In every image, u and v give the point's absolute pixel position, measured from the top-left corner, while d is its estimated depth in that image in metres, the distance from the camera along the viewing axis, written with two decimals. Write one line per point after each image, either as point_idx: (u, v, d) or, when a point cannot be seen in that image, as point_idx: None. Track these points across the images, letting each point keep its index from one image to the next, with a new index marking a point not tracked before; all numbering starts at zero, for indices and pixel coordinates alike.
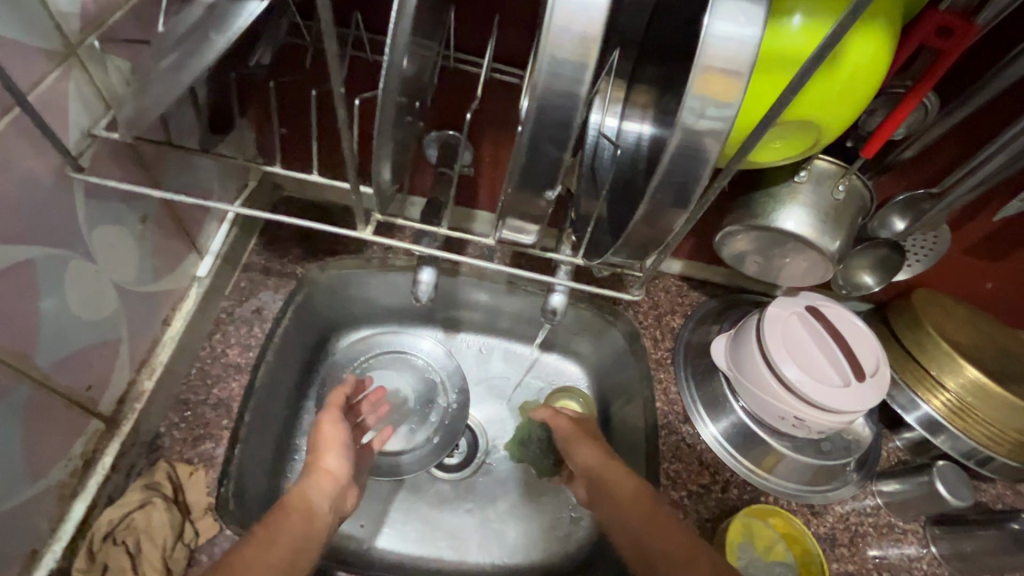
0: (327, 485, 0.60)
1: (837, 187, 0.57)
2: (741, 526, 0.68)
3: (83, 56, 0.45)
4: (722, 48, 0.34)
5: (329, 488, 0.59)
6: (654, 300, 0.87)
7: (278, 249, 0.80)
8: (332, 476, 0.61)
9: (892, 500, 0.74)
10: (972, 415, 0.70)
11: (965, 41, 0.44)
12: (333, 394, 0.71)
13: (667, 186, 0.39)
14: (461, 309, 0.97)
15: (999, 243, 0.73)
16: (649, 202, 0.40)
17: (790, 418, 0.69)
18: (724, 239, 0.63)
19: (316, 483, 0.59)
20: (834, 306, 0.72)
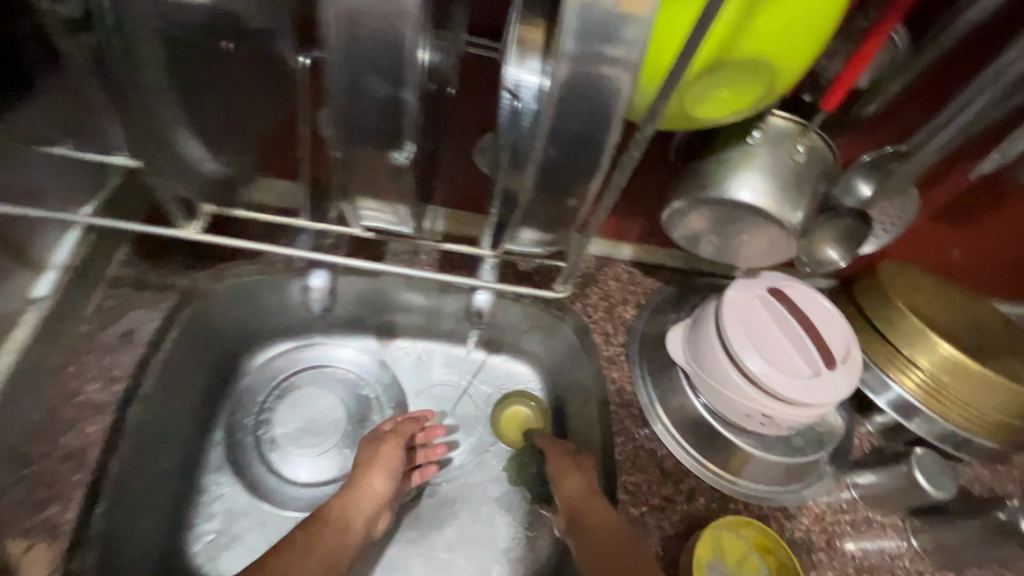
0: (368, 502, 0.66)
1: (796, 148, 0.48)
2: (710, 539, 0.60)
3: None
4: None
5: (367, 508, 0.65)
6: (605, 290, 0.77)
7: (159, 259, 0.66)
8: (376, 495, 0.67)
9: (868, 494, 0.67)
10: (948, 395, 0.64)
11: None
12: (406, 419, 0.75)
13: (564, 134, 0.34)
14: (395, 314, 0.84)
15: (967, 206, 0.67)
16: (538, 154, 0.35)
17: (757, 415, 0.61)
18: (672, 217, 0.54)
19: (358, 498, 0.65)
20: (797, 286, 0.65)
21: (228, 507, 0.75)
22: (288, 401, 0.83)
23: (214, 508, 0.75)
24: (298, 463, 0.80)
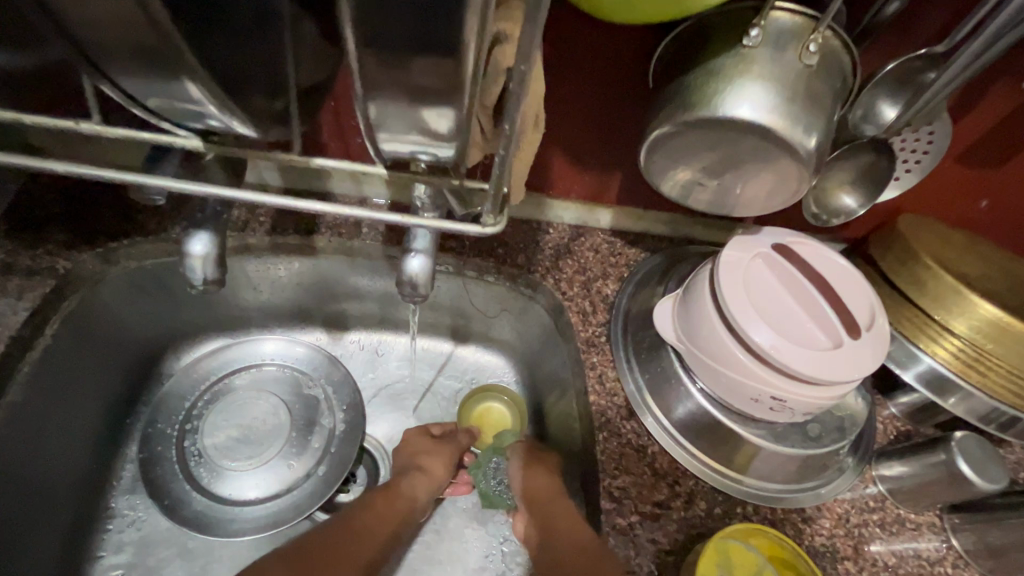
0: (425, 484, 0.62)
1: (807, 48, 0.37)
2: (717, 552, 0.48)
3: None
4: None
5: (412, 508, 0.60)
6: (581, 262, 0.66)
7: (30, 236, 0.57)
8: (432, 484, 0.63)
9: (899, 487, 0.57)
10: (990, 366, 0.54)
11: None
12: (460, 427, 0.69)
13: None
14: (344, 302, 0.73)
15: (1001, 143, 0.57)
16: None
17: (766, 400, 0.50)
18: (653, 155, 0.44)
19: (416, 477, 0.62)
20: (807, 242, 0.54)
21: (142, 536, 0.63)
22: (219, 407, 0.71)
23: (124, 538, 0.63)
24: (229, 480, 0.68)
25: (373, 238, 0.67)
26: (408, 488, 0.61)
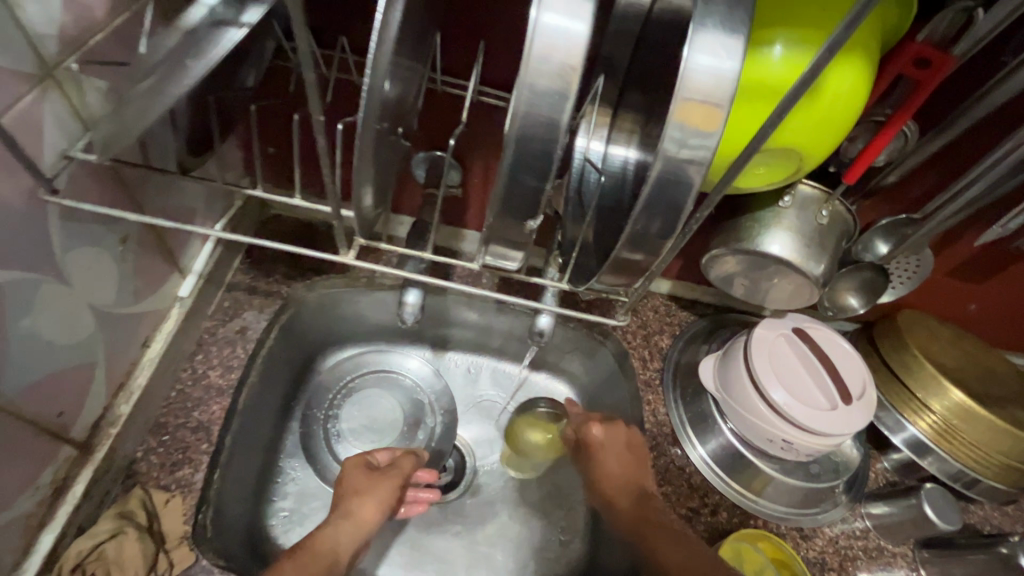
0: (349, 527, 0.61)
1: (820, 212, 0.57)
2: (731, 550, 0.67)
3: (61, 78, 0.42)
4: (703, 79, 0.31)
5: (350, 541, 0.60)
6: (643, 320, 0.86)
7: (264, 267, 0.76)
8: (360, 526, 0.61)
9: (881, 523, 0.73)
10: (957, 438, 0.70)
11: (942, 74, 0.43)
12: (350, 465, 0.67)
13: (651, 209, 0.35)
14: (450, 328, 0.92)
15: (983, 266, 0.74)
16: (633, 225, 0.36)
17: (779, 441, 0.68)
18: (712, 264, 0.64)
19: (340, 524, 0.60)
20: (820, 327, 0.72)
21: (300, 489, 0.83)
22: (353, 399, 0.91)
23: (288, 489, 0.82)
24: None
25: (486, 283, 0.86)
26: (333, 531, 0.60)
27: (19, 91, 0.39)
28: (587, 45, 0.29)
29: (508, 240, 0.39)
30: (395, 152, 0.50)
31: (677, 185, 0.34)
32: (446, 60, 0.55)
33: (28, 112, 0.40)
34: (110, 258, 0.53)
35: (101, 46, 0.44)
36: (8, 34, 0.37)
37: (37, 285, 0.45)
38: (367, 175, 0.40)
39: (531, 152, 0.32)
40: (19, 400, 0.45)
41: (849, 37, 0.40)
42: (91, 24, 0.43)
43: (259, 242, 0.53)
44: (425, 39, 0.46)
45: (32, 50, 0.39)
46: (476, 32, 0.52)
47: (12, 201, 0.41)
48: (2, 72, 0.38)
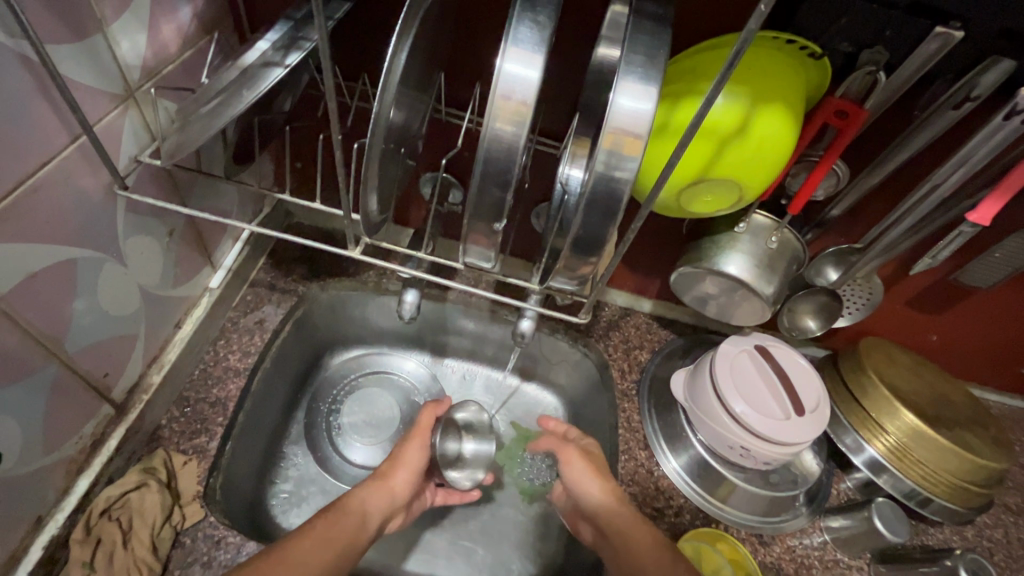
0: (383, 498, 0.69)
1: (770, 239, 0.65)
2: (690, 547, 0.73)
3: (139, 99, 0.53)
4: (628, 116, 0.40)
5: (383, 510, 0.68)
6: (625, 334, 0.93)
7: (284, 267, 0.86)
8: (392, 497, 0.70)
9: (838, 536, 0.77)
10: (909, 457, 0.75)
11: (857, 124, 0.51)
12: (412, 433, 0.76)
13: (595, 213, 0.44)
14: (448, 335, 0.98)
15: (938, 299, 0.79)
16: (583, 226, 0.45)
17: (737, 448, 0.74)
18: (679, 281, 0.71)
19: (374, 494, 0.69)
20: (782, 346, 0.79)
21: (300, 474, 0.88)
22: (354, 396, 0.97)
23: (289, 473, 0.88)
24: (359, 448, 0.93)
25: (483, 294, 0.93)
26: (368, 499, 0.68)
27: (108, 107, 0.50)
28: (538, 88, 0.38)
29: (485, 240, 0.47)
30: (401, 169, 0.60)
31: (612, 196, 0.43)
32: (449, 95, 0.65)
33: (113, 123, 0.51)
34: (158, 246, 0.63)
35: (170, 75, 0.56)
36: (103, 64, 0.48)
37: (102, 262, 0.54)
38: (375, 184, 0.49)
39: (497, 169, 0.41)
40: (75, 356, 0.54)
41: (773, 91, 0.49)
42: (165, 58, 0.55)
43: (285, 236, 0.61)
44: (430, 78, 0.57)
45: (120, 76, 0.50)
46: (474, 74, 0.62)
47: (93, 193, 0.51)
48: (97, 92, 0.48)
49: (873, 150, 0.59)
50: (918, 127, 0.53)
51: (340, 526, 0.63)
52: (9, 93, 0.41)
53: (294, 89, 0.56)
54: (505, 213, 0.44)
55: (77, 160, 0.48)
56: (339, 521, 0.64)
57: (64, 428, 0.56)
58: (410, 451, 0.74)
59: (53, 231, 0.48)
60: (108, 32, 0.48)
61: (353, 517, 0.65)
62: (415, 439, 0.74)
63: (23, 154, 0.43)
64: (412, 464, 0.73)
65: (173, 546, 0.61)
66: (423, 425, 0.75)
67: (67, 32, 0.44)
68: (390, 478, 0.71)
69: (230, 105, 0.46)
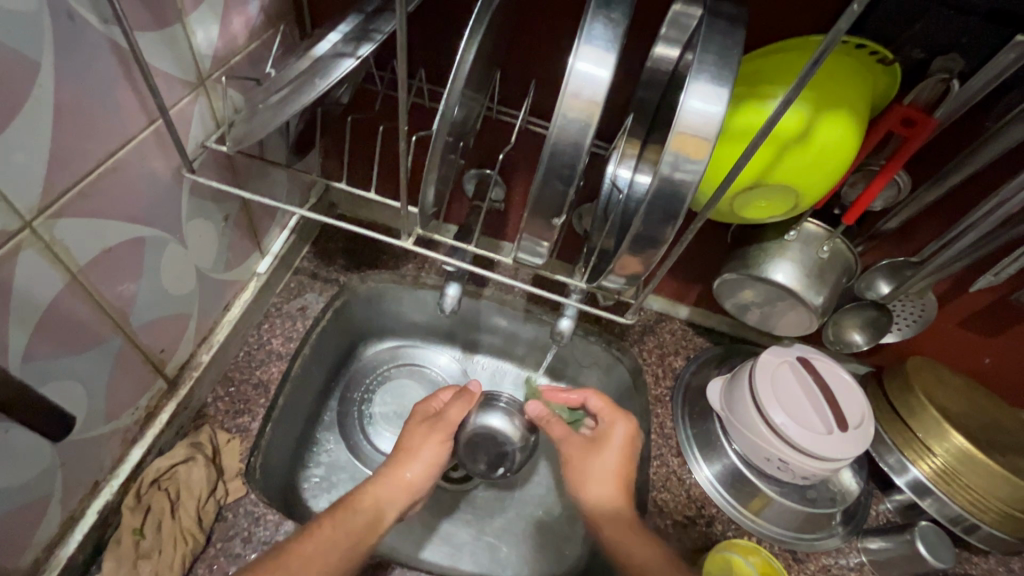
0: (400, 495, 0.66)
1: (821, 248, 0.64)
2: (721, 559, 0.70)
3: (209, 87, 0.55)
4: (697, 118, 0.40)
5: (401, 502, 0.66)
6: (660, 340, 0.92)
7: (326, 257, 0.88)
8: (408, 487, 0.67)
9: (876, 558, 0.75)
10: (957, 481, 0.72)
11: (925, 132, 0.50)
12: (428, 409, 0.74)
13: (653, 214, 0.44)
14: (481, 332, 0.97)
15: (994, 321, 0.76)
16: (640, 224, 0.45)
17: (775, 460, 0.73)
18: (723, 288, 0.70)
19: (388, 486, 0.66)
20: (824, 359, 0.77)
21: (332, 460, 0.86)
22: (386, 387, 0.95)
23: (321, 458, 0.86)
24: (390, 439, 0.90)
25: (519, 292, 0.92)
26: (376, 492, 0.65)
27: (182, 94, 0.52)
28: (608, 88, 0.39)
29: (539, 234, 0.48)
30: (455, 164, 0.60)
31: (674, 197, 0.42)
32: (502, 92, 0.65)
33: (185, 108, 0.53)
34: (215, 230, 0.65)
35: (237, 64, 0.58)
36: (181, 52, 0.50)
37: (166, 242, 0.56)
38: (432, 175, 0.50)
39: (559, 163, 0.42)
40: (138, 330, 0.57)
41: (838, 97, 0.48)
42: (233, 48, 0.57)
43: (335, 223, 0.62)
44: (488, 74, 0.57)
45: (194, 64, 0.52)
46: (529, 71, 0.62)
47: (163, 175, 0.53)
48: (174, 77, 0.50)
49: (936, 161, 0.58)
50: (989, 138, 0.52)
51: (349, 525, 0.60)
52: (98, 77, 0.43)
53: (354, 80, 0.58)
54: (563, 206, 0.44)
55: (151, 143, 0.50)
56: (347, 519, 0.61)
57: (123, 399, 0.59)
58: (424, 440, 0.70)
59: (127, 210, 0.50)
60: (186, 21, 0.49)
61: (365, 513, 0.62)
62: (434, 434, 0.70)
63: (105, 135, 0.45)
64: (429, 458, 0.69)
65: (216, 520, 0.63)
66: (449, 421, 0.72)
67: (151, 20, 0.46)
68: (399, 468, 0.67)
69: (299, 94, 0.47)
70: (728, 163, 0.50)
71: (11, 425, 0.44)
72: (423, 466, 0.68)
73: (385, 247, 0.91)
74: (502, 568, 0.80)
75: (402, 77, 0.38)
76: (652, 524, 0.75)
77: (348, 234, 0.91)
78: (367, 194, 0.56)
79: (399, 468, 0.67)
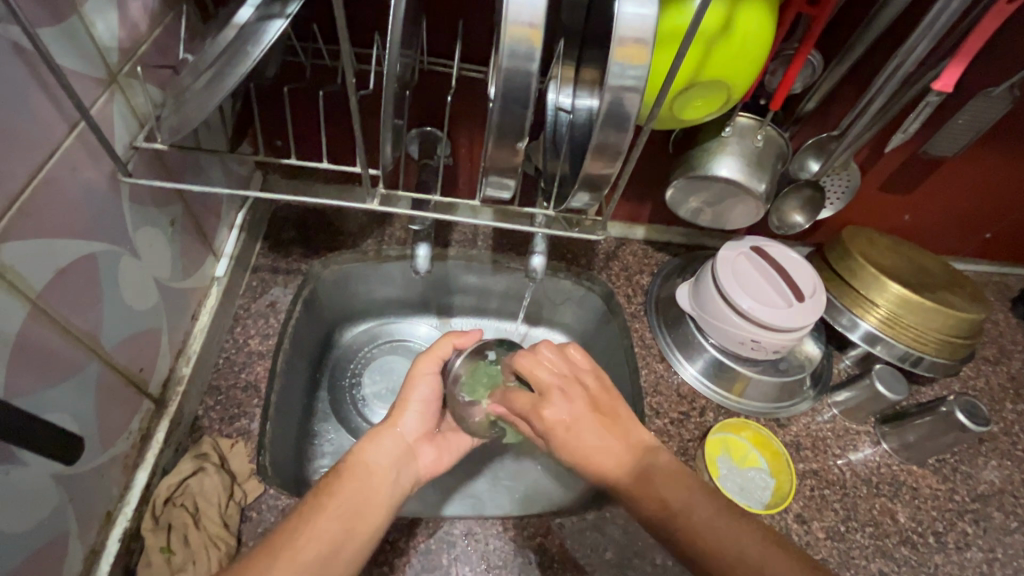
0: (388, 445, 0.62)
1: (756, 138, 0.68)
2: (719, 441, 0.79)
3: (123, 83, 0.51)
4: (632, 24, 0.42)
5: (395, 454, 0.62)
6: (624, 263, 0.96)
7: (282, 250, 0.86)
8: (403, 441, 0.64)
9: (845, 407, 0.85)
10: (900, 323, 0.81)
11: (831, 8, 0.55)
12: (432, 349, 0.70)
13: (608, 122, 0.46)
14: (454, 295, 0.97)
15: (909, 178, 0.85)
16: (598, 134, 0.47)
17: (748, 342, 0.79)
18: (675, 197, 0.74)
19: (372, 442, 0.61)
20: (774, 245, 0.84)
21: (336, 448, 0.86)
22: (372, 367, 0.94)
23: (325, 448, 0.85)
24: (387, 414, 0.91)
25: (483, 246, 0.93)
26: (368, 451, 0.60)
27: (96, 93, 0.48)
28: (545, 6, 0.40)
29: (503, 166, 0.49)
30: (399, 121, 0.60)
31: (625, 105, 0.45)
32: (430, 43, 0.65)
33: (103, 110, 0.49)
34: (164, 237, 0.62)
35: (147, 55, 0.54)
36: (87, 49, 0.47)
37: (118, 254, 0.54)
38: (386, 129, 0.49)
39: (512, 89, 0.43)
40: (112, 351, 0.54)
41: None
42: (138, 38, 0.53)
43: (291, 200, 0.60)
44: (414, 23, 0.57)
45: (102, 60, 0.48)
46: (452, 16, 0.62)
47: (99, 183, 0.50)
48: (86, 77, 0.47)
49: (842, 36, 0.63)
50: (884, 4, 0.57)
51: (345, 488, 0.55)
52: (10, 85, 0.40)
53: (278, 51, 0.56)
54: (523, 130, 0.45)
55: (78, 149, 0.47)
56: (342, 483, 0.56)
57: (114, 423, 0.57)
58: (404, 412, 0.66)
59: (71, 226, 0.47)
60: (82, 12, 0.46)
61: (355, 472, 0.57)
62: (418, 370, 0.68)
63: (29, 146, 0.42)
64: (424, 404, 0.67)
65: (242, 521, 0.63)
66: (433, 351, 0.69)
67: (46, 14, 0.42)
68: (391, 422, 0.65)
69: (230, 69, 0.45)
70: (664, 67, 0.52)
71: (27, 459, 0.44)
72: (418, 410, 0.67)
73: (340, 228, 0.89)
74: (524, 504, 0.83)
75: (340, 23, 0.37)
76: (653, 426, 0.80)
77: (299, 224, 0.88)
78: (321, 166, 0.56)
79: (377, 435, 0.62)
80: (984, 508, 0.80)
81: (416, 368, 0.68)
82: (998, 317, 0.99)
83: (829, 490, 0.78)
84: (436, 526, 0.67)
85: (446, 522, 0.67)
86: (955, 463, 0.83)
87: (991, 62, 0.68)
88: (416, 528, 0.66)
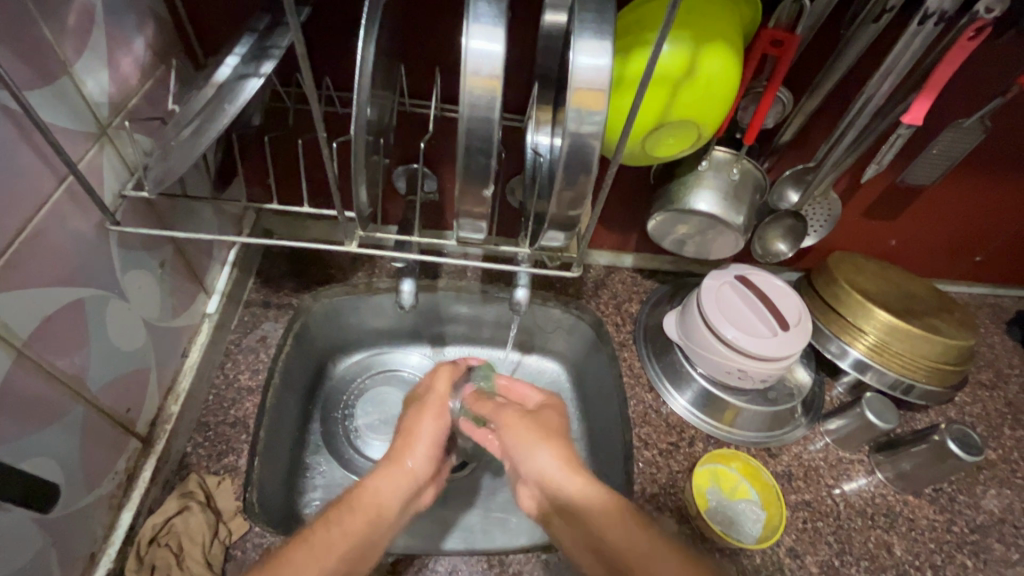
0: (401, 483, 0.60)
1: (732, 171, 0.69)
2: (708, 472, 0.78)
3: (113, 135, 0.54)
4: (589, 73, 0.43)
5: (406, 493, 0.59)
6: (613, 291, 0.97)
7: (274, 285, 0.87)
8: (413, 479, 0.61)
9: (837, 435, 0.84)
10: (889, 350, 0.80)
11: (793, 48, 0.56)
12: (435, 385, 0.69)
13: (571, 165, 0.47)
14: (446, 325, 0.98)
15: (891, 204, 0.85)
16: (563, 177, 0.48)
17: (735, 371, 0.79)
18: (657, 229, 0.75)
19: (386, 478, 0.59)
20: (760, 273, 0.85)
21: (328, 480, 0.86)
22: (364, 399, 0.94)
23: (317, 481, 0.85)
24: (379, 446, 0.90)
25: (473, 276, 0.94)
26: (380, 488, 0.58)
27: (86, 146, 0.51)
28: (503, 60, 0.42)
29: (475, 209, 0.50)
30: (380, 164, 0.62)
31: (585, 149, 0.46)
32: (411, 87, 0.67)
33: (93, 162, 0.52)
34: (153, 279, 0.64)
35: (137, 107, 0.57)
36: (77, 107, 0.49)
37: (107, 299, 0.55)
38: (361, 174, 0.51)
39: (476, 137, 0.44)
40: (99, 394, 0.56)
41: (712, 30, 0.53)
42: (129, 92, 0.56)
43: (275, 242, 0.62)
44: (391, 71, 0.59)
45: (92, 115, 0.51)
46: (431, 62, 0.65)
47: (87, 232, 0.52)
48: (75, 133, 0.49)
49: (810, 72, 0.65)
50: (847, 43, 0.59)
51: (353, 525, 0.54)
52: None
53: (262, 99, 0.58)
54: (490, 176, 0.47)
55: (67, 202, 0.49)
56: (350, 517, 0.55)
57: (98, 464, 0.58)
58: (414, 446, 0.63)
59: (60, 275, 0.49)
60: (73, 73, 0.48)
61: (366, 511, 0.56)
62: (427, 415, 0.66)
63: (18, 202, 0.44)
64: (434, 440, 0.64)
65: (226, 561, 0.63)
66: (440, 394, 0.68)
67: (37, 78, 0.45)
68: (402, 455, 0.62)
69: (210, 124, 0.47)
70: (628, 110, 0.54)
71: (9, 505, 0.45)
72: (426, 449, 0.63)
73: (331, 262, 0.91)
74: (515, 537, 0.83)
75: (308, 83, 0.39)
76: (641, 458, 0.80)
77: (291, 258, 0.90)
78: (302, 210, 0.57)
79: (386, 471, 0.60)
80: (984, 540, 0.78)
81: (425, 411, 0.66)
82: (994, 340, 0.98)
83: (822, 521, 0.77)
84: (419, 563, 0.67)
85: (429, 559, 0.67)
86: (952, 492, 0.82)
87: (961, 93, 0.69)
88: (400, 566, 0.66)
